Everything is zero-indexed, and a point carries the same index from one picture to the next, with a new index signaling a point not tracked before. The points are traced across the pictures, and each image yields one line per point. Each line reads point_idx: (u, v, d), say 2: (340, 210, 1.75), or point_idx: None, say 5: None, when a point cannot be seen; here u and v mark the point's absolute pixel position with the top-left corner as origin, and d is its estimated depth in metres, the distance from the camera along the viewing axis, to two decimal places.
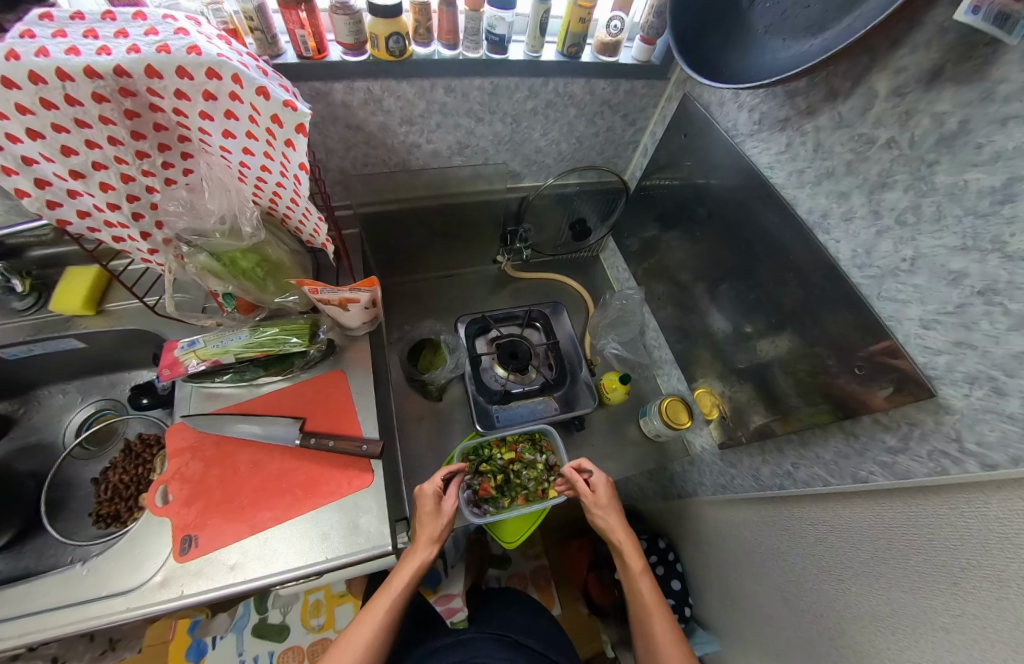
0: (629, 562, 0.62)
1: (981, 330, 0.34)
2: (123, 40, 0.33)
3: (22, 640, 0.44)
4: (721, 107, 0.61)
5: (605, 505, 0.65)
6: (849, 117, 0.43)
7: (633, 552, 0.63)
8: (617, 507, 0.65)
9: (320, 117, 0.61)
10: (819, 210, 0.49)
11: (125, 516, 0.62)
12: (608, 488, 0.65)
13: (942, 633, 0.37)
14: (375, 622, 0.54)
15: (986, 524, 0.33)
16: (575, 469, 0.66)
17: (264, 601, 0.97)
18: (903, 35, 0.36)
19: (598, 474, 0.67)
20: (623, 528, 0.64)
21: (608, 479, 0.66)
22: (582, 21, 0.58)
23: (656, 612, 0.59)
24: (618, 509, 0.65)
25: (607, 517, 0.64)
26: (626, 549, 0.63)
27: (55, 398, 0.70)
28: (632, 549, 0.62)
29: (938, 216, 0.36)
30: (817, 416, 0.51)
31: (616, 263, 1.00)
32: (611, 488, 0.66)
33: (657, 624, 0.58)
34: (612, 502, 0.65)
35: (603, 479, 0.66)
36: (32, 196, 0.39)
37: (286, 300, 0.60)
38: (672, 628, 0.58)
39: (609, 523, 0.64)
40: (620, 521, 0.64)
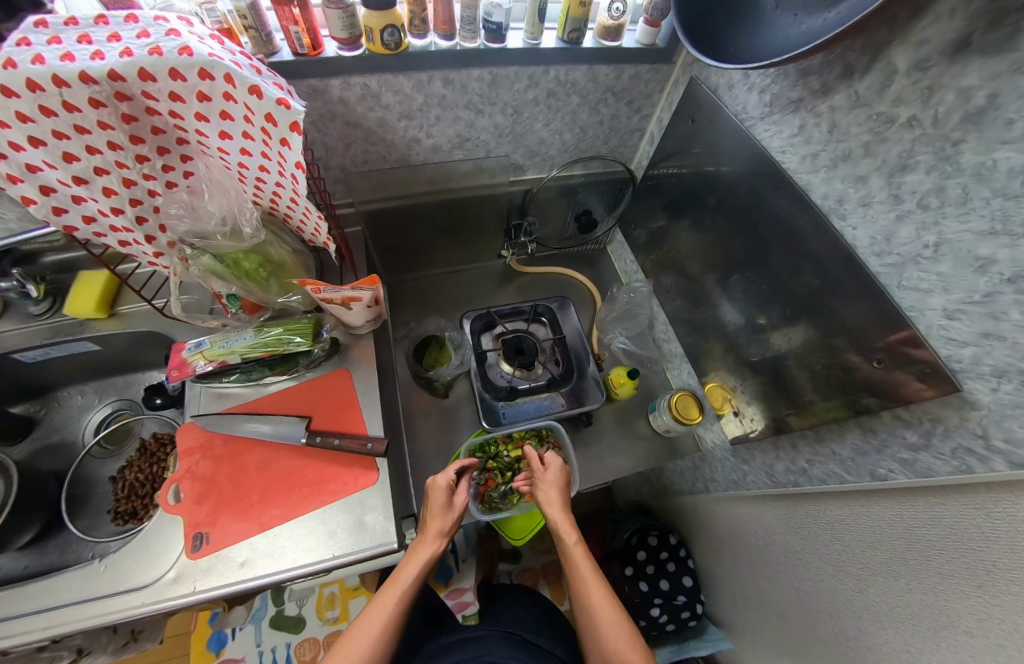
0: (565, 537, 0.61)
1: (1011, 320, 0.31)
2: (116, 44, 0.33)
3: (46, 632, 0.45)
4: (730, 90, 0.59)
5: (551, 481, 0.65)
6: (866, 95, 0.41)
7: (571, 527, 0.62)
8: (563, 484, 0.65)
9: (318, 114, 0.60)
10: (835, 195, 0.46)
11: (142, 513, 0.64)
12: (559, 464, 0.65)
13: (965, 638, 0.35)
14: (387, 610, 0.54)
15: (1015, 526, 0.31)
16: (535, 454, 0.68)
17: (280, 594, 0.99)
18: (924, 4, 0.34)
19: (551, 451, 0.67)
20: (562, 504, 0.63)
21: (558, 455, 0.67)
22: (582, 5, 0.56)
23: (594, 585, 0.58)
24: (562, 485, 0.65)
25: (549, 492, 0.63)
26: (563, 525, 0.62)
27: (75, 399, 0.72)
28: (571, 525, 0.62)
29: (964, 198, 0.34)
30: (834, 411, 0.49)
31: (624, 255, 0.98)
32: (561, 465, 0.66)
33: (596, 598, 0.57)
34: (558, 478, 0.65)
35: (556, 456, 0.66)
36: (39, 203, 0.39)
37: (290, 300, 0.60)
38: (611, 600, 0.57)
39: (550, 501, 0.64)
40: (562, 497, 0.64)
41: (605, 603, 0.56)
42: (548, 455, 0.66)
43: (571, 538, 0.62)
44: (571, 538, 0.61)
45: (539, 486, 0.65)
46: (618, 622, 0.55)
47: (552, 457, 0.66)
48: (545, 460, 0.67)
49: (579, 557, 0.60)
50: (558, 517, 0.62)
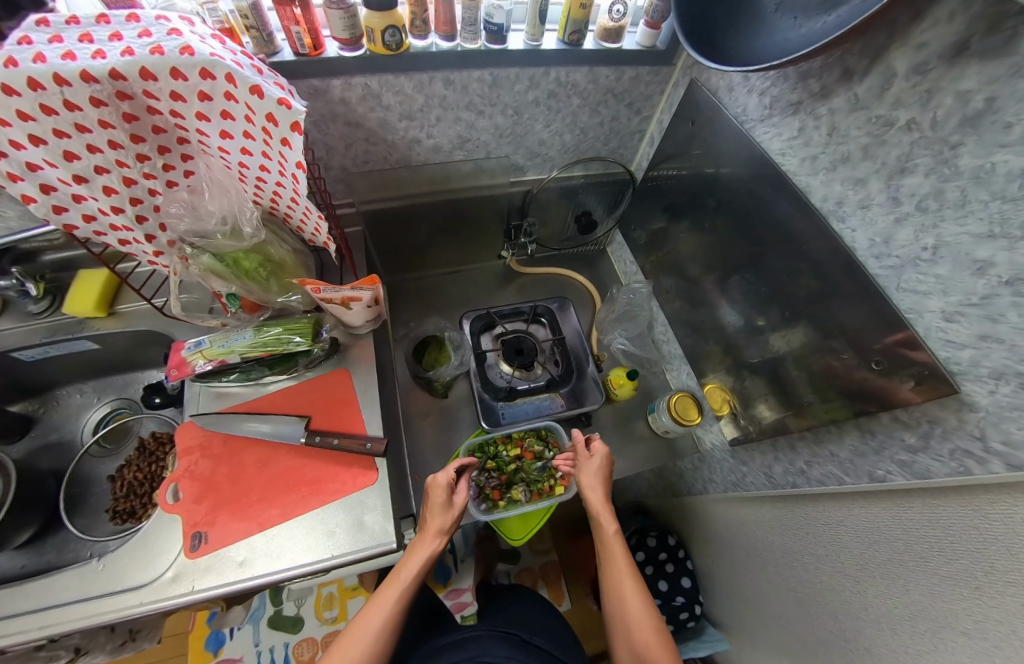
0: (604, 524, 0.62)
1: (1008, 322, 0.32)
2: (118, 43, 0.33)
3: (43, 632, 0.45)
4: (729, 92, 0.59)
5: (594, 468, 0.65)
6: (865, 98, 0.41)
7: (610, 516, 0.62)
8: (605, 473, 0.65)
9: (319, 114, 0.60)
10: (834, 197, 0.46)
11: (141, 512, 0.64)
12: (605, 454, 0.65)
13: (963, 639, 0.35)
14: (388, 606, 0.54)
15: (1012, 527, 0.31)
16: (581, 438, 0.69)
17: (279, 594, 0.99)
18: (924, 8, 0.34)
19: (598, 440, 0.68)
20: (603, 492, 0.64)
21: (605, 445, 0.67)
22: (583, 7, 0.56)
23: (628, 577, 0.58)
24: (605, 475, 0.65)
25: (592, 478, 0.64)
26: (602, 513, 0.63)
27: (74, 398, 0.72)
28: (610, 514, 0.62)
29: (962, 201, 0.34)
30: (833, 412, 0.49)
31: (624, 256, 0.99)
32: (606, 455, 0.66)
33: (629, 587, 0.57)
34: (601, 467, 0.65)
35: (602, 445, 0.67)
36: (39, 201, 0.39)
37: (290, 300, 0.60)
38: (642, 591, 0.57)
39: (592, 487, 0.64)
40: (603, 486, 0.65)
41: (637, 594, 0.56)
42: (597, 443, 0.66)
43: (609, 526, 0.62)
44: (610, 526, 0.62)
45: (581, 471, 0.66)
46: (649, 614, 0.55)
47: (598, 445, 0.67)
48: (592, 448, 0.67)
49: (615, 547, 0.60)
50: (597, 503, 0.63)
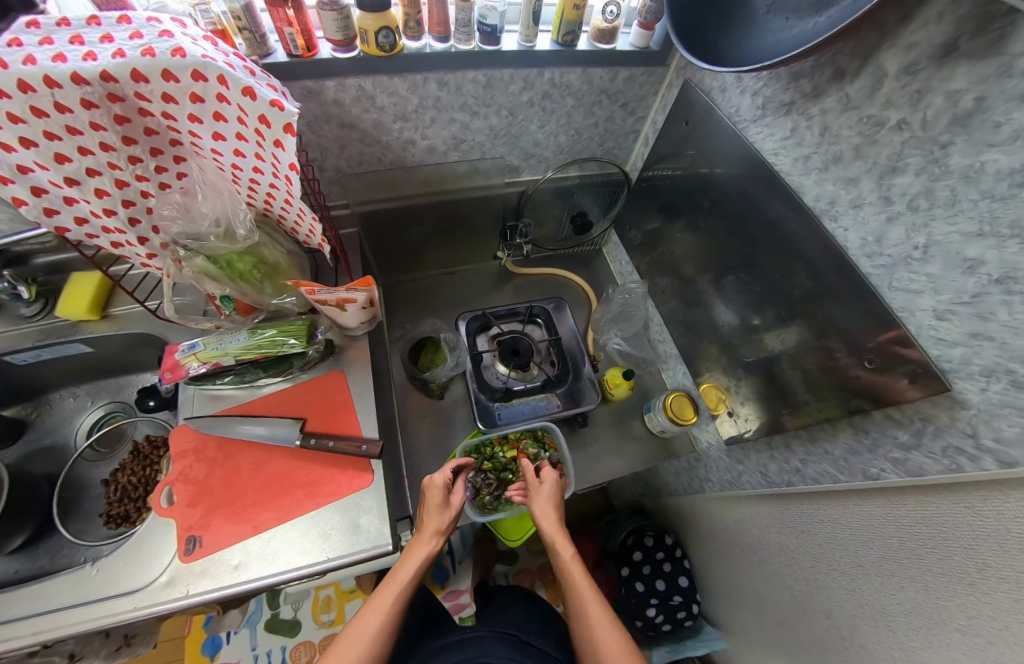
0: (560, 551, 0.60)
1: (999, 320, 0.32)
2: (108, 45, 0.33)
3: (37, 637, 0.45)
4: (722, 93, 0.59)
5: (546, 495, 0.65)
6: (856, 98, 0.41)
7: (565, 541, 0.61)
8: (556, 496, 0.65)
9: (312, 116, 0.60)
10: (826, 197, 0.46)
11: (135, 516, 0.64)
12: (554, 478, 0.66)
13: (957, 635, 0.36)
14: (386, 606, 0.54)
15: (1003, 524, 0.31)
16: (531, 468, 0.69)
17: (276, 597, 0.99)
18: (913, 8, 0.34)
19: (547, 466, 0.68)
20: (555, 517, 0.63)
21: (554, 470, 0.67)
22: (576, 8, 0.56)
23: (589, 599, 0.57)
24: (556, 498, 0.65)
25: (543, 505, 0.64)
26: (556, 539, 0.61)
27: (67, 402, 0.71)
28: (565, 538, 0.61)
29: (953, 200, 0.34)
30: (827, 411, 0.49)
31: (619, 257, 0.99)
32: (556, 479, 0.66)
33: (591, 611, 0.55)
34: (552, 491, 0.65)
35: (551, 470, 0.67)
36: (30, 204, 0.38)
37: (284, 302, 0.60)
38: (605, 610, 0.56)
39: (543, 514, 0.63)
40: (556, 511, 0.64)
41: (599, 615, 0.55)
42: (545, 470, 0.66)
43: (565, 551, 0.61)
44: (566, 552, 0.60)
45: (534, 500, 0.65)
46: (615, 633, 0.53)
47: (545, 469, 0.67)
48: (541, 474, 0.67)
49: (574, 572, 0.59)
50: (551, 530, 0.62)
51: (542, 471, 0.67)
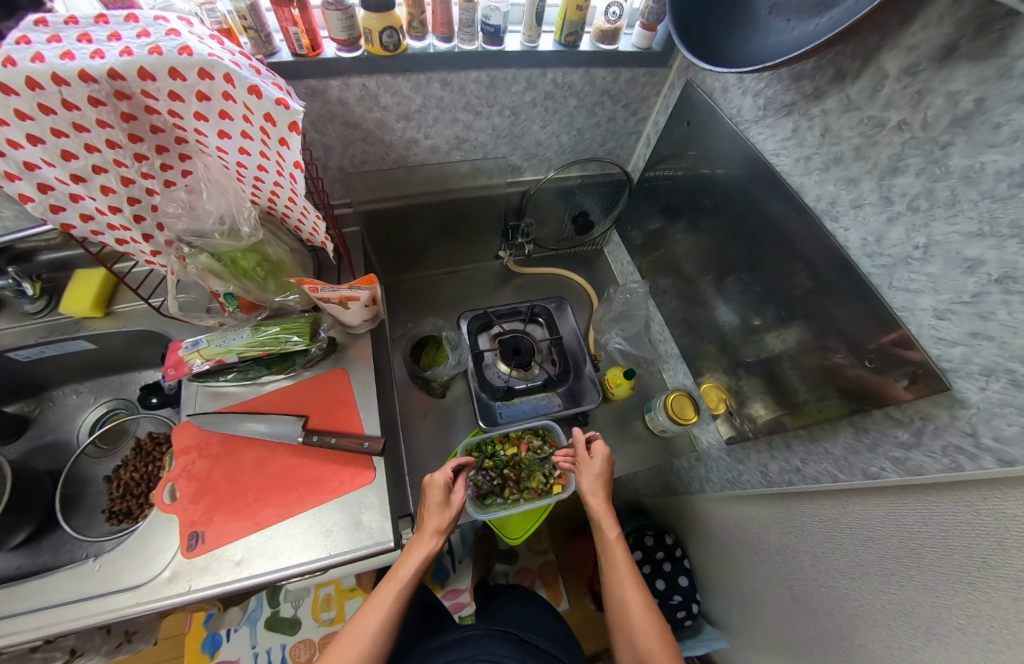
0: (605, 528, 0.62)
1: (998, 320, 0.32)
2: (116, 43, 0.34)
3: (39, 632, 0.45)
4: (724, 94, 0.59)
5: (596, 473, 0.65)
6: (857, 98, 0.42)
7: (610, 520, 0.62)
8: (605, 476, 0.65)
9: (316, 115, 0.61)
10: (827, 197, 0.47)
11: (137, 512, 0.64)
12: (605, 457, 0.65)
13: (957, 633, 0.36)
14: (387, 604, 0.54)
15: (1002, 522, 0.31)
16: (582, 438, 0.68)
17: (276, 595, 0.99)
18: (914, 10, 0.34)
19: (599, 441, 0.67)
20: (604, 496, 0.64)
21: (606, 448, 0.66)
22: (579, 9, 0.57)
23: (630, 582, 0.58)
24: (605, 477, 0.65)
25: (592, 483, 0.64)
26: (603, 517, 0.63)
27: (70, 398, 0.72)
28: (610, 519, 0.62)
29: (952, 200, 0.35)
30: (827, 410, 0.49)
31: (620, 257, 0.99)
32: (607, 457, 0.66)
33: (630, 591, 0.57)
34: (602, 469, 0.65)
35: (603, 447, 0.66)
36: (36, 201, 0.39)
37: (287, 299, 0.60)
38: (645, 595, 0.57)
39: (592, 491, 0.64)
40: (604, 490, 0.64)
41: (639, 599, 0.56)
42: (597, 446, 0.66)
43: (610, 531, 0.62)
44: (611, 530, 0.61)
45: (582, 475, 0.66)
46: (653, 620, 0.55)
47: (598, 446, 0.66)
48: (593, 449, 0.67)
49: (617, 552, 0.60)
50: (598, 507, 0.63)
51: (594, 447, 0.67)
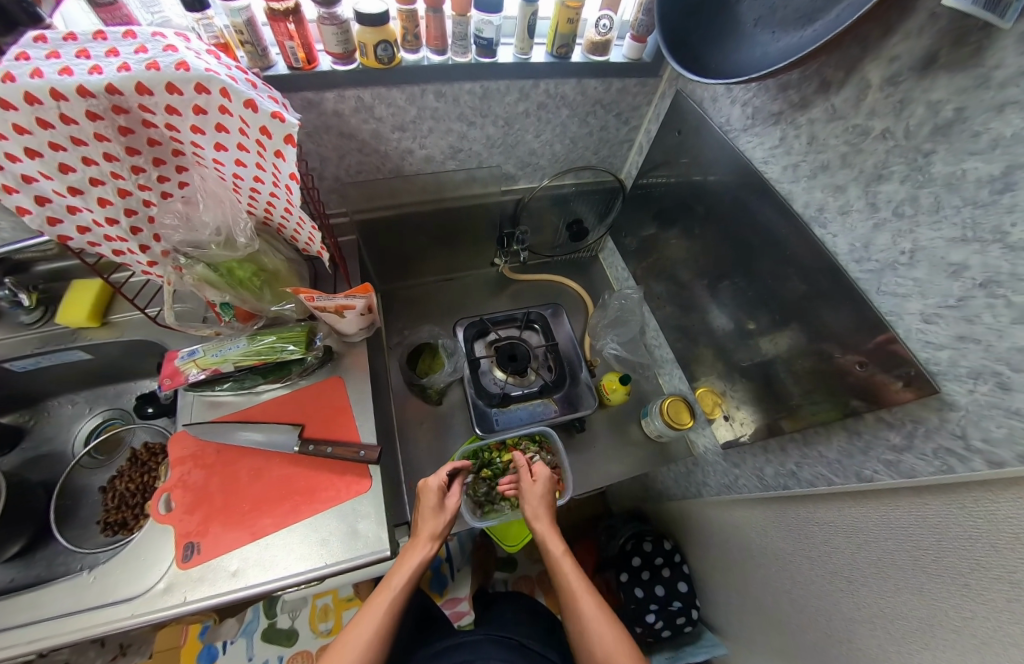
0: (552, 549, 0.61)
1: (984, 323, 0.32)
2: (115, 58, 0.34)
3: (32, 645, 0.45)
4: (714, 103, 0.60)
5: (537, 493, 0.65)
6: (843, 108, 0.42)
7: (556, 538, 0.61)
8: (548, 494, 0.65)
9: (312, 126, 0.61)
10: (815, 203, 0.48)
11: (132, 524, 0.64)
12: (545, 478, 0.65)
13: (953, 635, 0.36)
14: (380, 613, 0.53)
15: (995, 523, 0.32)
16: (524, 460, 0.68)
17: (272, 606, 0.98)
18: (895, 23, 0.35)
19: (539, 462, 0.67)
20: (547, 515, 0.63)
21: (547, 467, 0.67)
22: (570, 22, 0.58)
23: (585, 599, 0.56)
24: (548, 496, 0.65)
25: (534, 504, 0.63)
26: (547, 537, 0.61)
27: (65, 408, 0.72)
28: (556, 535, 0.62)
29: (936, 207, 0.35)
30: (821, 414, 0.49)
31: (615, 262, 1.00)
32: (549, 477, 0.66)
33: (585, 606, 0.55)
34: (544, 490, 0.65)
35: (543, 468, 0.66)
36: (34, 213, 0.39)
37: (284, 309, 0.61)
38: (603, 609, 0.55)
39: (536, 514, 0.63)
40: (547, 511, 0.64)
41: (598, 613, 0.54)
42: (536, 467, 0.66)
43: (559, 550, 0.61)
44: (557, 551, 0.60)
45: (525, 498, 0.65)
46: (614, 631, 0.53)
47: (539, 467, 0.66)
48: (534, 472, 0.66)
49: (567, 569, 0.59)
50: (543, 529, 0.62)
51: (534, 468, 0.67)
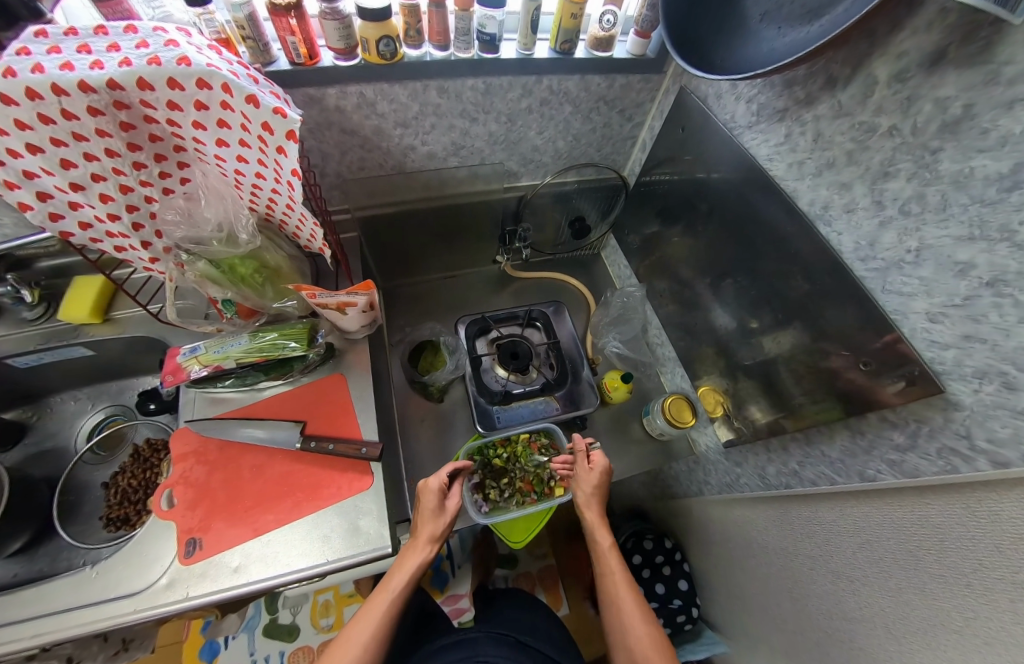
0: (599, 538, 0.64)
1: (991, 323, 0.32)
2: (116, 53, 0.34)
3: (36, 640, 0.45)
4: (718, 100, 0.60)
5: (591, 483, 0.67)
6: (849, 104, 0.42)
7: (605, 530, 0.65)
8: (603, 486, 0.67)
9: (314, 122, 0.61)
10: (820, 201, 0.47)
11: (135, 519, 0.65)
12: (603, 469, 0.67)
13: (954, 635, 0.36)
14: (381, 612, 0.54)
15: (999, 523, 0.31)
16: (584, 445, 0.70)
17: (274, 601, 0.99)
18: (903, 18, 0.35)
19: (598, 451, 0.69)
20: (598, 506, 0.66)
21: (606, 459, 0.69)
22: (574, 17, 0.57)
23: (626, 590, 0.59)
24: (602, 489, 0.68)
25: (588, 493, 0.66)
26: (597, 526, 0.65)
27: (68, 404, 0.72)
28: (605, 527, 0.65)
29: (943, 205, 0.35)
30: (824, 413, 0.49)
31: (618, 260, 0.99)
32: (606, 469, 0.67)
33: (626, 596, 0.58)
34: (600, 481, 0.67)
35: (602, 458, 0.68)
36: (35, 209, 0.39)
37: (285, 305, 0.61)
38: (642, 604, 0.58)
39: (588, 501, 0.67)
40: (598, 501, 0.67)
41: (637, 606, 0.57)
42: (595, 456, 0.68)
43: (605, 540, 0.64)
44: (604, 540, 0.64)
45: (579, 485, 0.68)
46: (649, 626, 0.55)
47: (598, 457, 0.68)
48: (592, 460, 0.68)
49: (611, 560, 0.62)
50: (592, 518, 0.65)
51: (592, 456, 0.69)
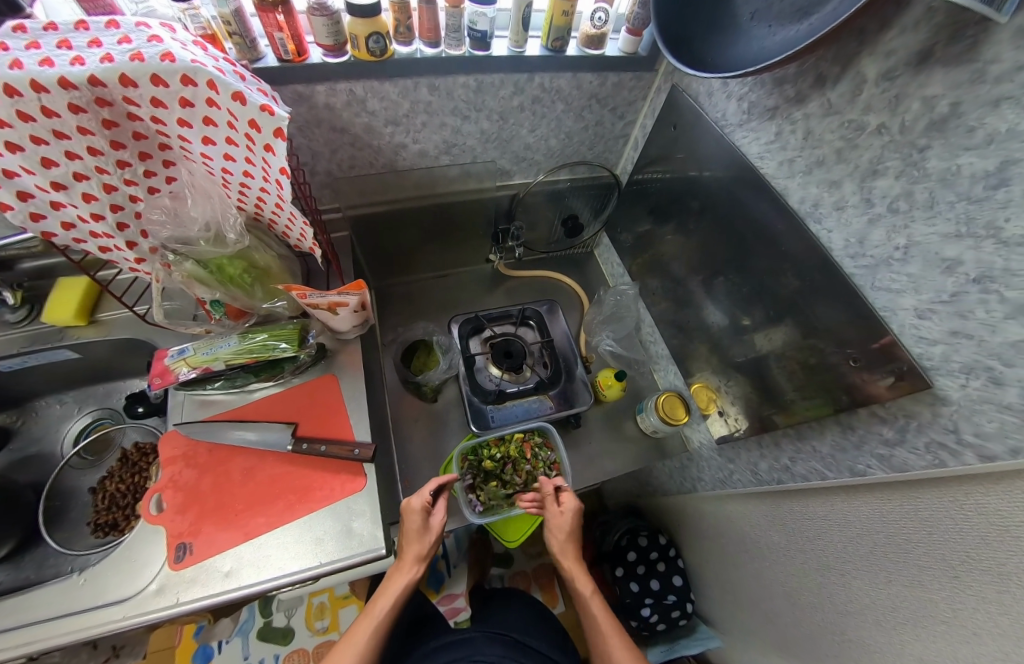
0: (581, 586, 0.64)
1: (977, 318, 0.33)
2: (97, 49, 0.33)
3: (21, 650, 0.44)
4: (709, 98, 0.60)
5: (565, 528, 0.64)
6: (838, 103, 0.42)
7: (584, 576, 0.65)
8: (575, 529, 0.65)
9: (304, 120, 0.60)
10: (811, 199, 0.47)
11: (123, 525, 0.63)
12: (574, 512, 0.63)
13: (942, 626, 0.36)
14: (363, 642, 0.54)
15: (986, 516, 0.32)
16: (551, 487, 0.65)
17: (268, 604, 0.98)
18: (892, 17, 0.35)
19: (567, 493, 0.65)
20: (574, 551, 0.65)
21: (575, 499, 0.64)
22: (565, 14, 0.57)
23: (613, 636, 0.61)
24: (575, 532, 0.66)
25: (562, 543, 0.64)
26: (575, 573, 0.65)
27: (53, 409, 0.71)
28: (585, 574, 0.65)
29: (931, 202, 0.35)
30: (815, 409, 0.50)
31: (611, 258, 1.00)
32: (577, 511, 0.63)
33: (614, 643, 0.61)
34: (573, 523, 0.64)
35: (571, 499, 0.64)
36: (16, 209, 0.37)
37: (275, 305, 0.60)
38: (629, 645, 0.61)
39: (564, 550, 0.65)
40: (574, 545, 0.65)
41: (624, 651, 0.60)
42: (565, 499, 0.64)
43: (586, 587, 0.65)
44: (585, 588, 0.64)
45: (552, 530, 0.65)
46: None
47: (569, 498, 0.64)
48: (561, 503, 0.64)
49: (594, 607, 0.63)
50: (571, 567, 0.65)
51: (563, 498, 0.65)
